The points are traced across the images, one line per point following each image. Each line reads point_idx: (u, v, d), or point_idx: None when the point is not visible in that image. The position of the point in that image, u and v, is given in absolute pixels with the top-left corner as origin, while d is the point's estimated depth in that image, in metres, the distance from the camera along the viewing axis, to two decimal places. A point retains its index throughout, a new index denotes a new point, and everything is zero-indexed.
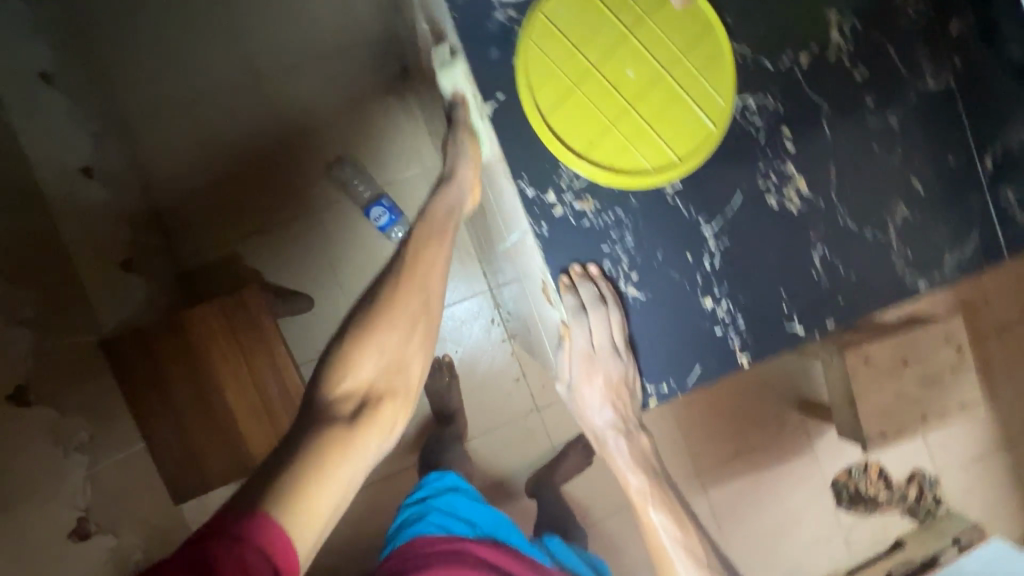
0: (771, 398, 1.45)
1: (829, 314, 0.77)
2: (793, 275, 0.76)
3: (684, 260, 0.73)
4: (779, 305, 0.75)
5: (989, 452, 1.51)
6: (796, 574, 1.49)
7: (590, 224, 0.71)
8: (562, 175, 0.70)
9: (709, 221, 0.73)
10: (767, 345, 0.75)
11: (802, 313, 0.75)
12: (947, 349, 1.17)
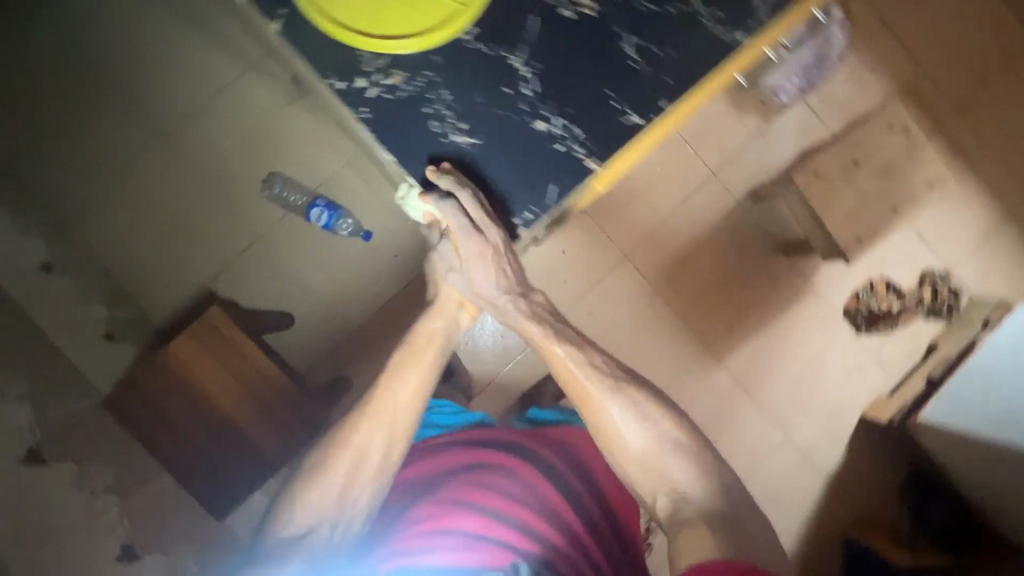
0: (754, 252, 1.45)
1: (661, 96, 0.85)
2: (609, 71, 0.84)
3: (502, 94, 0.83)
4: (609, 104, 0.84)
5: (986, 232, 1.50)
6: (840, 411, 1.47)
7: (404, 93, 0.81)
8: (367, 61, 0.80)
9: (513, 52, 0.82)
10: (609, 141, 0.85)
11: (633, 104, 0.84)
12: (892, 134, 1.21)
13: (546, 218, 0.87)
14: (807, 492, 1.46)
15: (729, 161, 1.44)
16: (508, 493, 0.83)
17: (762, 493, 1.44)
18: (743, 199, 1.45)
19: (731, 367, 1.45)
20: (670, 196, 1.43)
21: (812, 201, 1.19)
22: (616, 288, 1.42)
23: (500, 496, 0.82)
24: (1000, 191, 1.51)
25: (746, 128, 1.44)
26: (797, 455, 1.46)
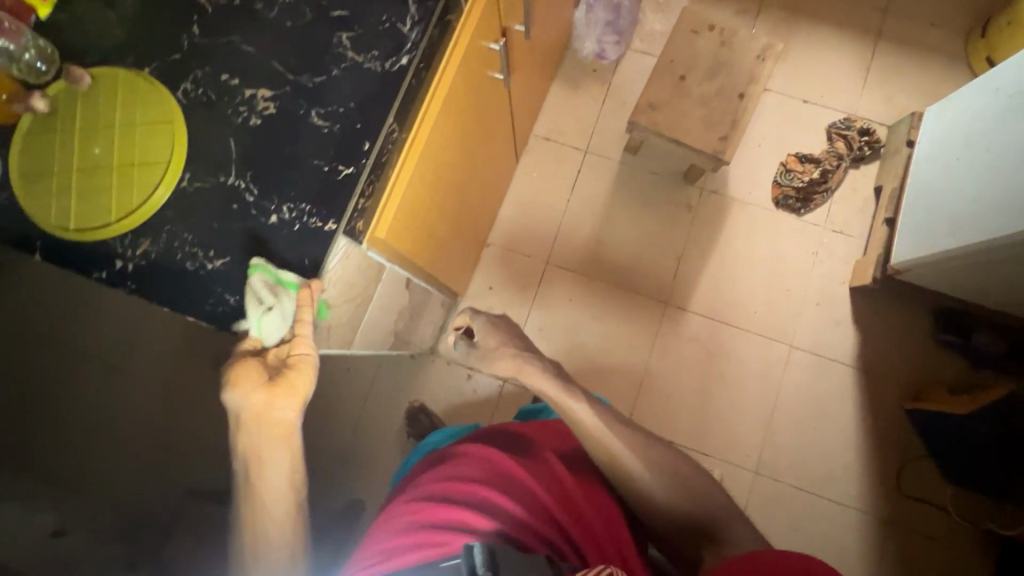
0: (663, 196, 1.45)
1: (397, 58, 0.64)
2: (319, 65, 0.63)
3: (210, 166, 0.62)
4: (347, 95, 0.63)
5: (865, 65, 1.48)
6: (829, 294, 1.40)
7: (102, 248, 0.61)
8: (58, 255, 0.61)
9: (189, 112, 0.63)
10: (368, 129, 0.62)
11: (373, 81, 0.63)
12: (701, 36, 1.24)
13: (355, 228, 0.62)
14: (840, 389, 1.36)
15: (594, 134, 1.49)
16: (474, 476, 0.70)
17: (796, 412, 1.36)
18: (624, 158, 1.48)
19: (698, 309, 1.41)
20: (560, 192, 1.47)
21: (661, 129, 1.21)
22: (553, 295, 1.43)
23: (467, 477, 0.70)
24: (856, 23, 1.49)
25: (593, 99, 1.50)
26: (810, 357, 1.38)
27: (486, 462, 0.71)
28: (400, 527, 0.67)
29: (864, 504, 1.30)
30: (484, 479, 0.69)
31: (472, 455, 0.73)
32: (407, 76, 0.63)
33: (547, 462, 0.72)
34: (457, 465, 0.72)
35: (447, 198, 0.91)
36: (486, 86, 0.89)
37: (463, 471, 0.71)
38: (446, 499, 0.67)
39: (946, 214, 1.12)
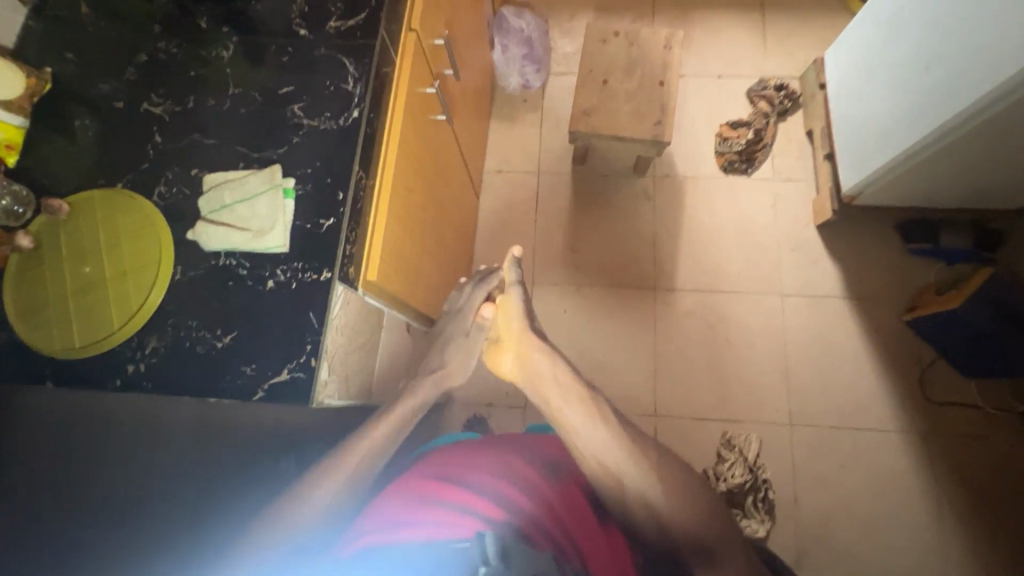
0: (620, 193, 1.53)
1: (347, 110, 0.69)
2: (280, 136, 0.68)
3: (199, 249, 0.64)
4: (312, 154, 0.67)
5: (760, 32, 1.62)
6: (798, 238, 1.46)
7: (111, 358, 0.62)
8: (67, 380, 0.61)
9: (167, 210, 0.66)
10: (338, 179, 0.66)
11: (330, 138, 0.68)
12: (610, 42, 1.36)
13: (348, 271, 0.65)
14: (840, 322, 1.40)
15: (542, 155, 1.57)
16: (494, 463, 0.67)
17: (808, 355, 1.38)
18: (575, 169, 1.56)
19: (686, 286, 1.45)
20: (525, 215, 1.53)
21: (601, 131, 1.30)
22: (548, 311, 1.45)
23: (487, 462, 0.67)
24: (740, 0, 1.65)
25: (531, 125, 1.60)
26: (802, 301, 1.42)
27: (505, 453, 0.70)
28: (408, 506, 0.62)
29: (900, 424, 1.33)
30: (502, 468, 0.67)
31: (493, 446, 0.72)
32: (359, 123, 0.68)
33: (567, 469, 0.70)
34: (478, 450, 0.70)
35: (423, 236, 0.95)
36: (432, 128, 0.95)
37: (485, 458, 0.68)
38: (463, 478, 0.65)
39: (874, 134, 1.21)
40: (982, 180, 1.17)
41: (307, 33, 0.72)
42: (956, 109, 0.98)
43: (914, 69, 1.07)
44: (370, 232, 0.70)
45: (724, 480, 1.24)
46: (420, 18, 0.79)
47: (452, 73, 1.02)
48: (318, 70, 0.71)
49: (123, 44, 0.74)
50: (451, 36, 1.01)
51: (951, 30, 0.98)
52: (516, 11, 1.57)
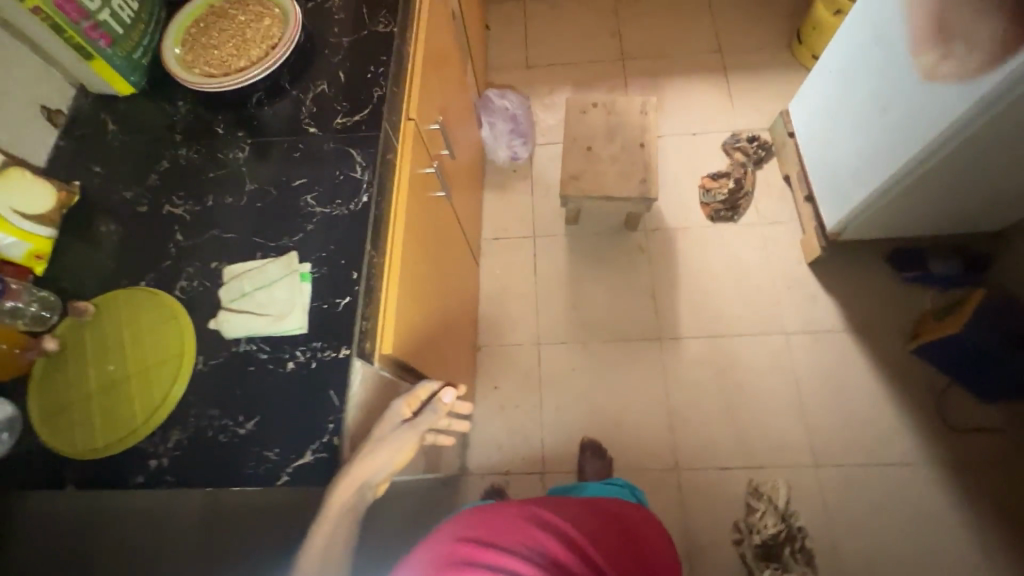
0: (615, 249, 1.58)
1: (356, 194, 0.74)
2: (294, 225, 0.72)
3: (220, 338, 0.66)
4: (325, 238, 0.71)
5: (726, 92, 1.75)
6: (790, 276, 1.50)
7: (136, 454, 0.62)
8: (93, 479, 0.62)
9: (189, 303, 0.69)
10: (350, 259, 0.70)
11: (342, 222, 0.72)
12: (589, 113, 1.46)
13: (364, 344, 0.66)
14: (847, 356, 1.41)
15: (535, 220, 1.64)
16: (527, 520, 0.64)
17: (820, 392, 1.38)
18: (569, 230, 1.62)
19: (691, 332, 1.47)
20: (525, 278, 1.58)
21: (591, 192, 1.37)
22: (557, 369, 1.46)
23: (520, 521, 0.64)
24: (703, 66, 1.80)
25: (523, 193, 1.68)
26: (807, 337, 1.44)
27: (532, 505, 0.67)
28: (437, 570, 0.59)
29: (926, 455, 1.30)
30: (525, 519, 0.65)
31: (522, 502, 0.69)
32: (369, 207, 0.72)
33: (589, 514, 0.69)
34: (503, 506, 0.67)
35: (431, 305, 0.97)
36: (433, 204, 1.01)
37: (507, 511, 0.67)
38: (495, 540, 0.62)
39: (846, 175, 1.29)
40: (956, 208, 1.24)
41: (316, 129, 0.78)
42: (920, 145, 1.05)
43: (876, 114, 1.15)
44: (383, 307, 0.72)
45: (758, 532, 1.24)
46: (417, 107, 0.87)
47: (447, 152, 1.09)
48: (327, 161, 0.76)
49: (147, 154, 0.80)
50: (445, 120, 1.10)
51: (898, 78, 1.08)
52: (499, 92, 1.70)
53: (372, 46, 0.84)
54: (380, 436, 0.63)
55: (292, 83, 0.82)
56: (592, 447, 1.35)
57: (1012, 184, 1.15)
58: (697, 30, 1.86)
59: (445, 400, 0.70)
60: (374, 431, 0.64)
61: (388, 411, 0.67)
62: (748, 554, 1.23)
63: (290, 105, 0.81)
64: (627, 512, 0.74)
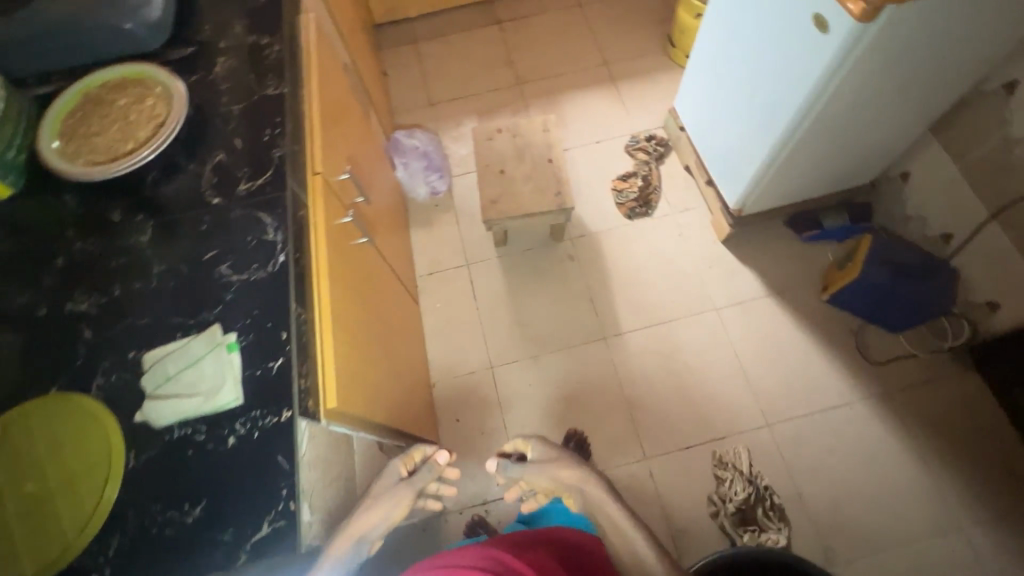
0: (547, 261, 1.64)
1: (272, 255, 0.73)
2: (211, 296, 0.70)
3: (149, 429, 0.63)
4: (246, 304, 0.70)
5: (618, 100, 1.88)
6: (709, 256, 1.61)
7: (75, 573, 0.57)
8: None
9: (109, 400, 0.65)
10: (277, 320, 0.69)
11: (262, 285, 0.71)
12: (496, 139, 1.52)
13: (303, 401, 0.65)
14: (773, 318, 1.52)
15: (466, 248, 1.67)
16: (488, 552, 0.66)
17: (758, 356, 1.48)
18: (500, 252, 1.66)
19: (632, 326, 1.54)
20: (466, 306, 1.59)
21: (512, 213, 1.42)
22: (514, 389, 1.48)
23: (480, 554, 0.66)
24: (593, 79, 1.93)
25: (449, 225, 1.71)
26: (735, 309, 1.54)
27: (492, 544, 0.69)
28: None
29: (859, 393, 1.42)
30: (481, 559, 0.64)
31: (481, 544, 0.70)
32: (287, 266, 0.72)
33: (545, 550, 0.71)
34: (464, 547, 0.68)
35: (371, 351, 0.97)
36: (357, 251, 1.02)
37: (461, 556, 0.66)
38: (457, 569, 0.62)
39: (735, 156, 1.41)
40: (830, 168, 1.39)
41: (220, 199, 0.77)
42: (788, 119, 1.17)
43: (747, 98, 1.28)
44: (321, 356, 0.72)
45: (731, 500, 1.31)
46: (321, 161, 0.89)
47: (362, 199, 1.10)
48: (237, 228, 0.75)
49: (38, 254, 0.75)
50: (354, 168, 1.11)
51: (758, 64, 1.20)
52: (407, 133, 1.73)
53: (265, 110, 0.84)
54: (378, 494, 0.78)
55: (188, 158, 0.80)
56: (578, 438, 1.40)
57: (869, 142, 1.31)
58: (581, 47, 1.99)
59: (439, 460, 0.85)
60: (375, 486, 0.81)
61: (388, 467, 0.83)
62: (726, 525, 1.28)
63: (187, 179, 0.79)
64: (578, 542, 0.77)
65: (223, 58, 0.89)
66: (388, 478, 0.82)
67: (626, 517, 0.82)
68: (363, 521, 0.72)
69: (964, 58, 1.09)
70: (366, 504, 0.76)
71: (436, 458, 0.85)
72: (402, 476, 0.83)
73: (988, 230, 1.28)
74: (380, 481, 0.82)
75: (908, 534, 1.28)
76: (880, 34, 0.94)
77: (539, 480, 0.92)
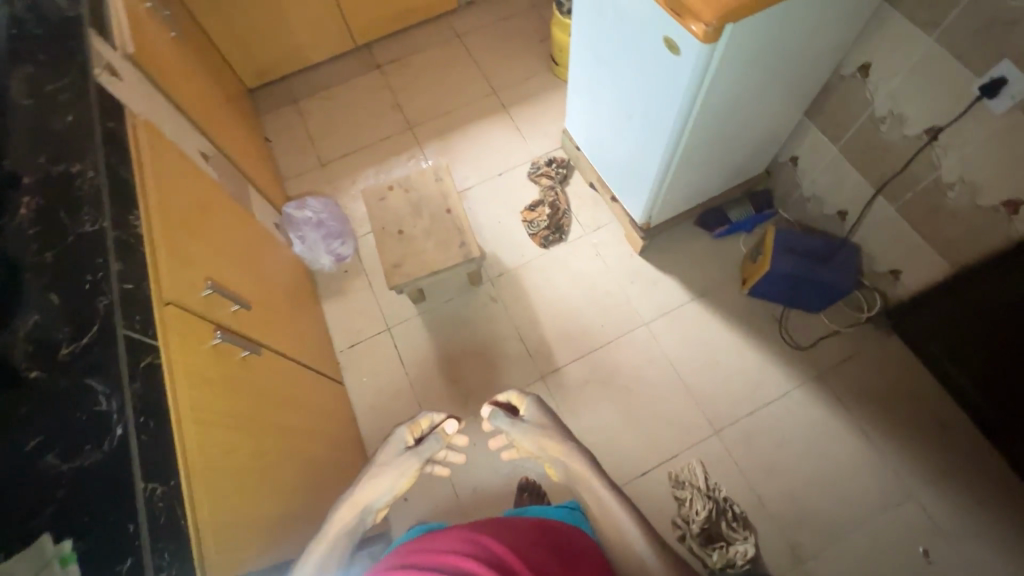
0: (471, 308, 1.58)
1: (108, 429, 0.63)
2: (35, 497, 0.59)
3: None
4: (80, 498, 0.60)
5: (513, 127, 1.85)
6: (629, 270, 1.60)
7: None
8: None
9: None
10: (122, 509, 0.60)
11: (99, 470, 0.61)
12: (388, 197, 1.45)
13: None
14: (701, 321, 1.52)
15: (384, 311, 1.59)
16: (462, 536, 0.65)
17: (694, 364, 1.47)
18: (420, 308, 1.59)
19: (567, 358, 1.50)
20: (395, 373, 1.51)
21: (418, 274, 1.35)
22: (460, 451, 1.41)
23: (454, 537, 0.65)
24: (484, 110, 1.88)
25: (362, 289, 1.62)
26: (663, 320, 1.53)
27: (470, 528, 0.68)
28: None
29: (794, 379, 1.44)
30: (460, 543, 0.63)
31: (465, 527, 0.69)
32: (130, 438, 0.63)
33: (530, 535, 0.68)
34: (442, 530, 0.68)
35: (271, 476, 0.88)
36: (242, 368, 0.93)
37: (440, 539, 0.65)
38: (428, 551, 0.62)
39: (628, 173, 1.40)
40: (722, 169, 1.40)
41: (39, 373, 0.66)
42: (665, 136, 1.16)
43: (625, 118, 1.27)
44: (195, 527, 0.67)
45: (693, 521, 1.27)
46: (170, 290, 0.81)
47: (240, 305, 1.01)
48: (61, 405, 0.64)
49: None
50: (223, 274, 1.01)
51: (627, 85, 1.18)
52: (298, 203, 1.63)
53: (83, 253, 0.74)
54: (384, 463, 0.89)
55: None
56: (530, 487, 1.35)
57: (750, 138, 1.33)
58: (467, 79, 1.94)
59: (447, 429, 0.95)
60: (385, 452, 0.91)
61: (392, 436, 0.92)
62: (694, 547, 1.25)
63: None
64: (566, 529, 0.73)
65: (27, 199, 0.78)
66: (397, 449, 0.91)
67: (611, 489, 0.78)
68: (369, 491, 0.86)
69: (817, 51, 1.11)
70: (372, 472, 0.88)
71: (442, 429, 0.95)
72: (409, 444, 0.93)
73: (877, 205, 1.31)
74: (388, 448, 0.92)
75: (865, 512, 1.29)
76: (729, 49, 0.94)
77: (523, 439, 0.89)
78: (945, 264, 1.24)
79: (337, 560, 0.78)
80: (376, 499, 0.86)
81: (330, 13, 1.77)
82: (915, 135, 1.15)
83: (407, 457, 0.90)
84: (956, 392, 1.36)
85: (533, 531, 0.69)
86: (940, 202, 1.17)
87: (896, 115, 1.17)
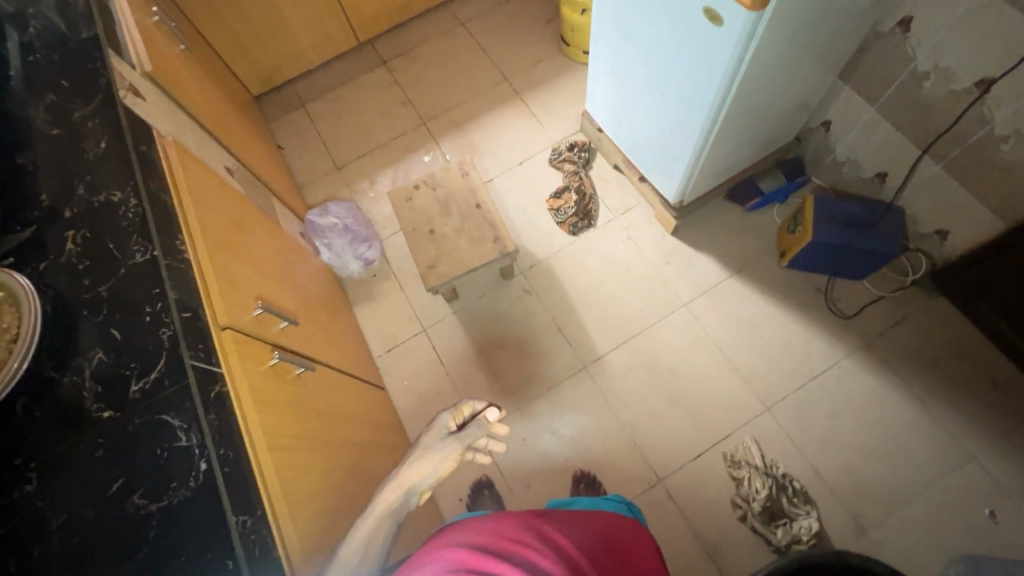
0: (505, 302, 1.55)
1: (190, 465, 0.62)
2: (127, 539, 0.58)
3: None
4: (174, 536, 0.59)
5: (529, 114, 1.80)
6: (662, 250, 1.57)
7: None
8: None
9: None
10: (215, 543, 0.59)
11: (188, 505, 0.60)
12: (415, 197, 1.41)
13: None
14: (742, 297, 1.49)
15: (418, 311, 1.57)
16: (525, 524, 0.68)
17: (738, 341, 1.45)
18: (454, 305, 1.57)
19: (608, 346, 1.48)
20: (435, 373, 1.49)
21: (454, 273, 1.32)
22: (510, 447, 1.40)
23: (517, 524, 0.68)
24: (498, 99, 1.84)
25: (393, 292, 1.60)
26: (702, 300, 1.50)
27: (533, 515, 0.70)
28: (446, 554, 0.65)
29: (842, 349, 1.41)
30: (524, 533, 0.66)
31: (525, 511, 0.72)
32: (214, 471, 0.62)
33: (588, 530, 0.70)
34: (506, 514, 0.70)
35: (341, 493, 0.87)
36: (300, 386, 0.91)
37: (506, 523, 0.68)
38: (493, 535, 0.66)
39: (660, 151, 1.36)
40: (756, 139, 1.36)
41: (112, 412, 0.64)
42: (703, 113, 1.12)
43: (656, 96, 1.23)
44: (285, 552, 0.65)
45: (754, 500, 1.25)
46: (226, 314, 0.78)
47: (287, 322, 0.99)
48: (139, 444, 0.63)
49: None
50: (267, 292, 0.99)
51: (660, 63, 1.14)
52: (321, 210, 1.61)
53: (137, 285, 0.72)
54: (429, 445, 0.93)
55: (57, 370, 0.66)
56: (585, 478, 1.34)
57: (784, 107, 1.29)
58: (477, 68, 1.89)
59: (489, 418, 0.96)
60: (426, 436, 0.95)
61: (436, 423, 0.96)
62: (756, 525, 1.24)
63: (64, 398, 0.65)
64: (621, 524, 0.75)
65: (73, 232, 0.75)
66: (439, 434, 0.95)
67: None
68: (412, 473, 0.88)
69: (857, 9, 1.06)
70: (416, 454, 0.92)
71: (485, 417, 0.96)
72: (451, 429, 0.96)
73: (922, 165, 1.27)
74: (432, 433, 0.96)
75: (927, 478, 1.28)
76: (774, 18, 0.90)
77: None
78: (998, 221, 1.20)
79: (383, 538, 0.80)
80: (418, 481, 0.88)
81: (333, 11, 1.72)
82: (964, 89, 1.10)
83: (450, 442, 0.93)
84: (1012, 351, 1.33)
85: (591, 524, 0.72)
86: (992, 156, 1.13)
87: (941, 70, 1.12)
